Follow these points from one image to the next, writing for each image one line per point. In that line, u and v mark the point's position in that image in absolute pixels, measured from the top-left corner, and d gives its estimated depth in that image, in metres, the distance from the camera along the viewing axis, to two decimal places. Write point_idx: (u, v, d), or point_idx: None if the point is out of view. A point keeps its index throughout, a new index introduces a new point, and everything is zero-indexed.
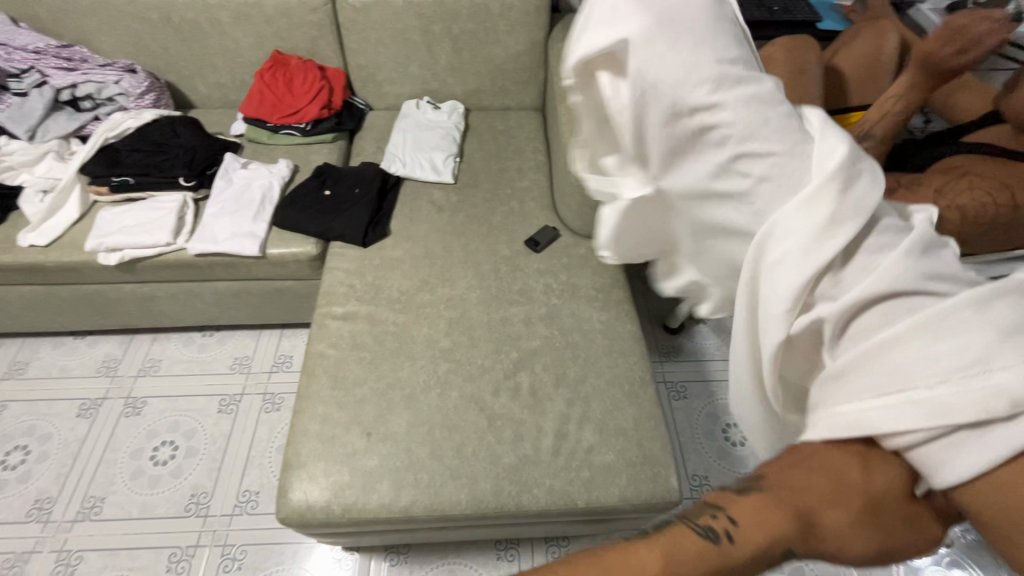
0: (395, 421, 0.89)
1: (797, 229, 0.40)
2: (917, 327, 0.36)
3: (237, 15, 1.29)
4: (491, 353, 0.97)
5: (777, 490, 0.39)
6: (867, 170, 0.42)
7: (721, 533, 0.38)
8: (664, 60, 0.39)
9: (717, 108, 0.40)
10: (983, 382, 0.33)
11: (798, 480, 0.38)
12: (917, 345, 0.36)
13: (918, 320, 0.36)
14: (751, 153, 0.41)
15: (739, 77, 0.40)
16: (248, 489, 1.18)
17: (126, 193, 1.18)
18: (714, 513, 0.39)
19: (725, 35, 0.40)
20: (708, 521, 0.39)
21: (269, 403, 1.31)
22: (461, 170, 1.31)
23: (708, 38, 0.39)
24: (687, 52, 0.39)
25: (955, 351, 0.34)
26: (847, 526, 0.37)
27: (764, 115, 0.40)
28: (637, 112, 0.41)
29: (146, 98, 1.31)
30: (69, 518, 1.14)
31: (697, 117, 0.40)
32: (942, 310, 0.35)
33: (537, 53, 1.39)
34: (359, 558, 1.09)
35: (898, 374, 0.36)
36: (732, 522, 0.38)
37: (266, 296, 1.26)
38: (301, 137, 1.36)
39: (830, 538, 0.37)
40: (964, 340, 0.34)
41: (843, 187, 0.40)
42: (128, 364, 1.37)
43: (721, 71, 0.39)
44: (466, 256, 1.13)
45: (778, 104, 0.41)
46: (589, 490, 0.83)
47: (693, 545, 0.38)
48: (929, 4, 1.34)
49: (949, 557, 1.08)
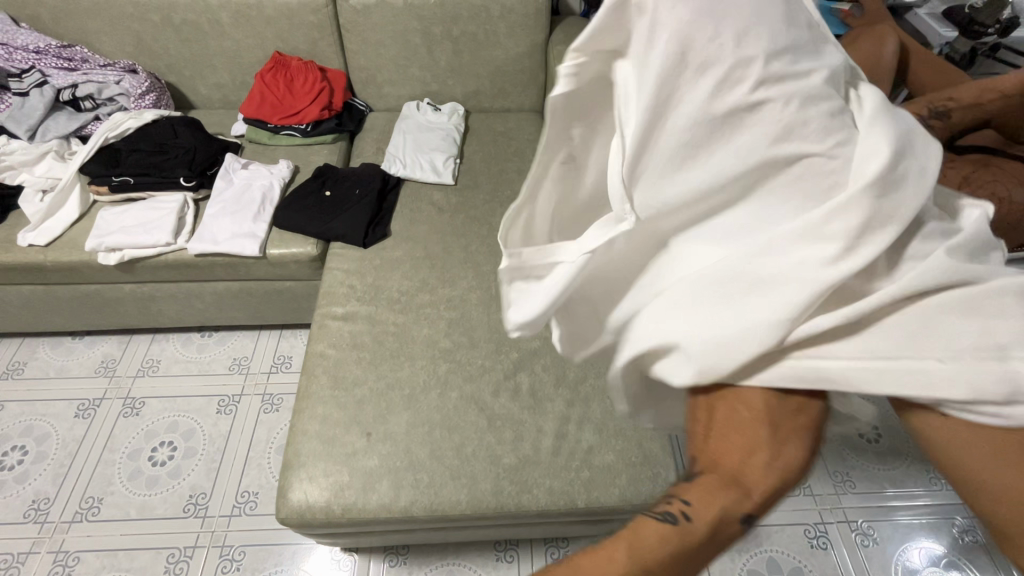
0: (395, 421, 0.89)
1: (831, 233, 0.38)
2: (947, 311, 0.38)
3: (237, 17, 1.30)
4: (491, 353, 0.98)
5: (711, 462, 0.40)
6: (916, 168, 0.39)
7: (677, 515, 0.38)
8: (711, 48, 0.37)
9: (760, 105, 0.38)
10: (1004, 366, 0.37)
11: (720, 446, 0.40)
12: (949, 327, 0.38)
13: (951, 302, 0.38)
14: (789, 154, 0.38)
15: (783, 74, 0.38)
16: (247, 489, 1.18)
17: (126, 193, 1.18)
18: (668, 500, 0.39)
19: (772, 23, 0.38)
20: (664, 507, 0.39)
21: (268, 403, 1.30)
22: (461, 172, 1.31)
23: (753, 25, 0.37)
24: (731, 43, 0.37)
25: (982, 334, 0.38)
26: (774, 461, 0.38)
27: (805, 115, 0.38)
28: (666, 98, 0.38)
29: (146, 98, 1.31)
30: (66, 519, 1.13)
31: (738, 111, 0.38)
32: (973, 296, 0.38)
33: (537, 55, 1.40)
34: (358, 559, 1.09)
35: (921, 351, 0.38)
36: (685, 503, 0.38)
37: (266, 296, 1.26)
38: (301, 138, 1.36)
39: (763, 479, 0.38)
40: (986, 324, 0.38)
41: (881, 194, 0.37)
42: (126, 364, 1.36)
43: (766, 68, 0.37)
44: (467, 257, 1.13)
45: (822, 102, 0.39)
46: (589, 490, 0.84)
47: (656, 536, 0.37)
48: (926, 8, 1.35)
49: (947, 558, 1.08)
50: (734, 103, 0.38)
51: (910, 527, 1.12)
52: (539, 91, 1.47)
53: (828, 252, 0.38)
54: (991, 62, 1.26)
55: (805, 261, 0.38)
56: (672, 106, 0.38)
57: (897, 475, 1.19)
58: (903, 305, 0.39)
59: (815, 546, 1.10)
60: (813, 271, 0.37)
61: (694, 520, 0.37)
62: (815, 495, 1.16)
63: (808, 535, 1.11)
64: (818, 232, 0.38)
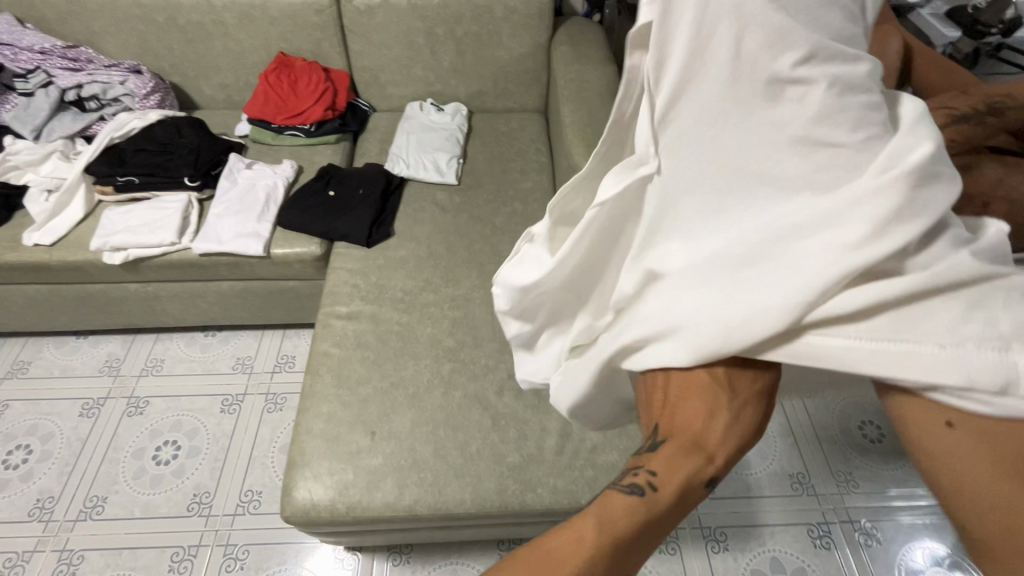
0: (399, 420, 0.90)
1: (847, 219, 0.37)
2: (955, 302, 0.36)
3: (242, 17, 1.30)
4: (495, 352, 0.98)
5: (674, 432, 0.40)
6: (947, 175, 0.38)
7: (643, 487, 0.38)
8: (759, 26, 0.38)
9: (801, 82, 0.38)
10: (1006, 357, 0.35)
11: (682, 416, 0.40)
12: (952, 315, 0.36)
13: (959, 293, 0.36)
14: (821, 136, 0.38)
15: (832, 54, 0.38)
16: (251, 488, 1.18)
17: (131, 193, 1.18)
18: (634, 472, 0.39)
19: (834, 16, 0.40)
20: (630, 480, 0.39)
21: (272, 403, 1.31)
22: (464, 172, 1.32)
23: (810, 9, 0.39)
24: (781, 18, 0.38)
25: (989, 326, 0.35)
26: (733, 425, 0.39)
27: (845, 102, 0.37)
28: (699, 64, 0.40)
29: (151, 99, 1.32)
30: (71, 518, 1.14)
31: (778, 87, 0.38)
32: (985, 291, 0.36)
33: (539, 55, 1.40)
34: (362, 558, 1.09)
35: (916, 333, 0.36)
36: (651, 474, 0.38)
37: (269, 296, 1.26)
38: (305, 138, 1.37)
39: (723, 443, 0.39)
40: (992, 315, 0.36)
41: (914, 186, 0.36)
42: (130, 364, 1.37)
43: (814, 44, 0.37)
44: (470, 257, 1.13)
45: (863, 92, 0.38)
46: (593, 489, 0.84)
47: (624, 508, 0.37)
48: (929, 8, 1.35)
49: (951, 558, 1.08)
50: (775, 73, 0.38)
51: (913, 527, 1.12)
52: (542, 92, 1.48)
53: (850, 236, 0.36)
54: (994, 62, 1.26)
55: (821, 245, 0.37)
56: (700, 72, 0.41)
57: (901, 475, 1.19)
58: (923, 302, 0.37)
59: (818, 546, 1.10)
60: (830, 256, 0.37)
61: (661, 489, 0.37)
62: (818, 495, 1.16)
63: (812, 535, 1.11)
64: (838, 219, 0.37)
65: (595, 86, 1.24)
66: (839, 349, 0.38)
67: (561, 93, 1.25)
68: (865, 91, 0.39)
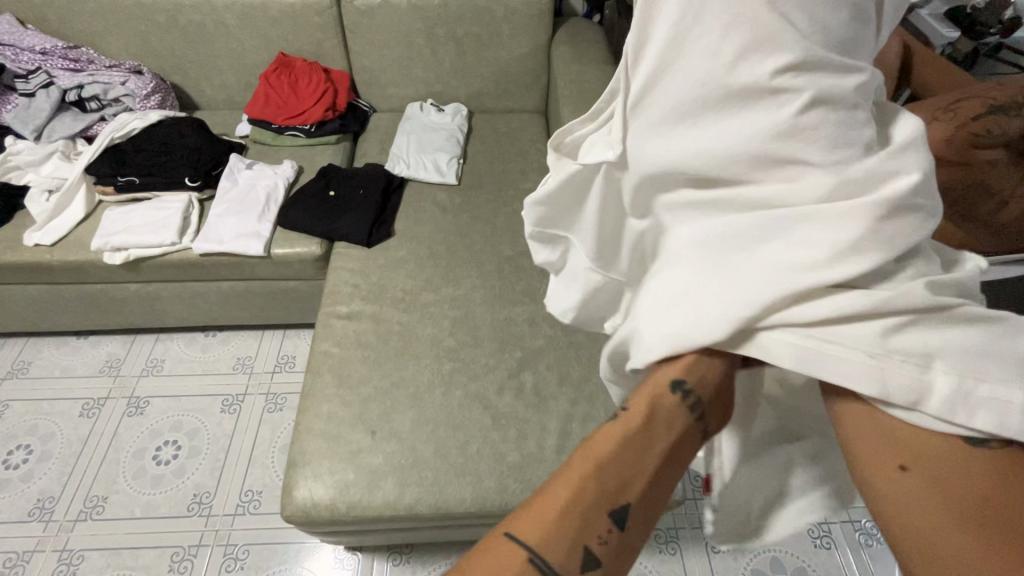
0: (400, 419, 0.90)
1: (805, 240, 0.39)
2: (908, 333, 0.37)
3: (243, 18, 1.30)
4: (495, 352, 0.98)
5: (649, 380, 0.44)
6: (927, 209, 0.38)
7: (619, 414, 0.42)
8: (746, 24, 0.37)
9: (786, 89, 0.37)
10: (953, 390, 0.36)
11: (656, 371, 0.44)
12: (897, 340, 0.37)
13: (918, 325, 0.37)
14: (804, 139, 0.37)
15: (822, 59, 0.36)
16: (251, 488, 1.18)
17: (132, 193, 1.19)
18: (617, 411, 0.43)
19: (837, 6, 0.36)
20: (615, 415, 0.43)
21: (272, 403, 1.31)
22: (464, 172, 1.32)
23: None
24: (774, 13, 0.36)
25: (947, 366, 0.36)
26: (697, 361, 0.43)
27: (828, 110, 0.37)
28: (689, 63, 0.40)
29: (152, 99, 1.32)
30: (71, 518, 1.14)
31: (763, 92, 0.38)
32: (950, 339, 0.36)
33: (539, 56, 1.40)
34: (362, 558, 1.09)
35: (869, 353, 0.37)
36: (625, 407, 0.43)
37: (270, 296, 1.27)
38: (305, 139, 1.37)
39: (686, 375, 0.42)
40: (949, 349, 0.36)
41: (883, 216, 0.37)
42: (131, 364, 1.37)
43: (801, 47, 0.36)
44: (471, 256, 1.13)
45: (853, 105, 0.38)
46: None
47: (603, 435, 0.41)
48: (928, 9, 1.35)
49: None
50: (753, 79, 0.37)
51: None
52: (542, 92, 1.48)
53: (811, 257, 0.38)
54: (994, 63, 1.26)
55: (773, 262, 0.40)
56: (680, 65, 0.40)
57: None
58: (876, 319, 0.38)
59: (819, 546, 1.10)
60: (779, 274, 0.39)
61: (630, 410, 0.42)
62: None
63: (813, 535, 1.11)
64: (805, 241, 0.39)
65: (595, 86, 1.24)
66: (779, 343, 0.40)
67: (562, 93, 1.25)
68: (852, 107, 0.37)
